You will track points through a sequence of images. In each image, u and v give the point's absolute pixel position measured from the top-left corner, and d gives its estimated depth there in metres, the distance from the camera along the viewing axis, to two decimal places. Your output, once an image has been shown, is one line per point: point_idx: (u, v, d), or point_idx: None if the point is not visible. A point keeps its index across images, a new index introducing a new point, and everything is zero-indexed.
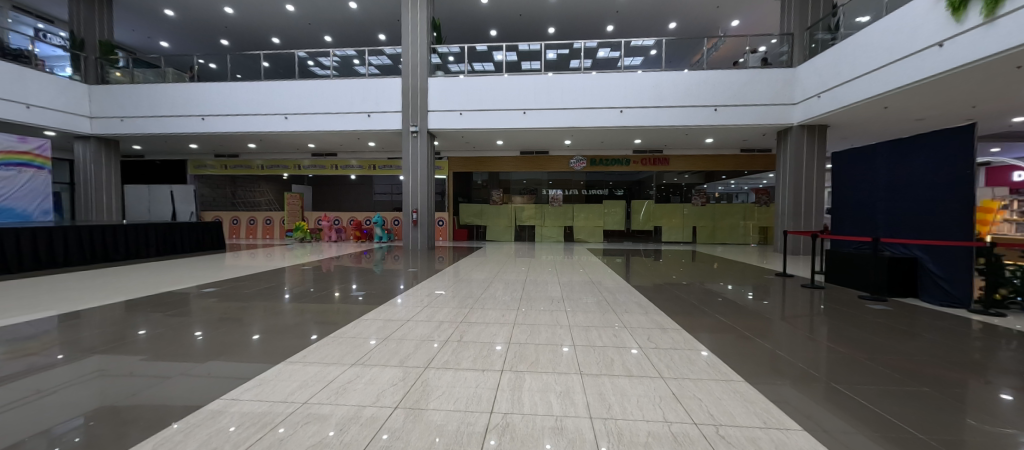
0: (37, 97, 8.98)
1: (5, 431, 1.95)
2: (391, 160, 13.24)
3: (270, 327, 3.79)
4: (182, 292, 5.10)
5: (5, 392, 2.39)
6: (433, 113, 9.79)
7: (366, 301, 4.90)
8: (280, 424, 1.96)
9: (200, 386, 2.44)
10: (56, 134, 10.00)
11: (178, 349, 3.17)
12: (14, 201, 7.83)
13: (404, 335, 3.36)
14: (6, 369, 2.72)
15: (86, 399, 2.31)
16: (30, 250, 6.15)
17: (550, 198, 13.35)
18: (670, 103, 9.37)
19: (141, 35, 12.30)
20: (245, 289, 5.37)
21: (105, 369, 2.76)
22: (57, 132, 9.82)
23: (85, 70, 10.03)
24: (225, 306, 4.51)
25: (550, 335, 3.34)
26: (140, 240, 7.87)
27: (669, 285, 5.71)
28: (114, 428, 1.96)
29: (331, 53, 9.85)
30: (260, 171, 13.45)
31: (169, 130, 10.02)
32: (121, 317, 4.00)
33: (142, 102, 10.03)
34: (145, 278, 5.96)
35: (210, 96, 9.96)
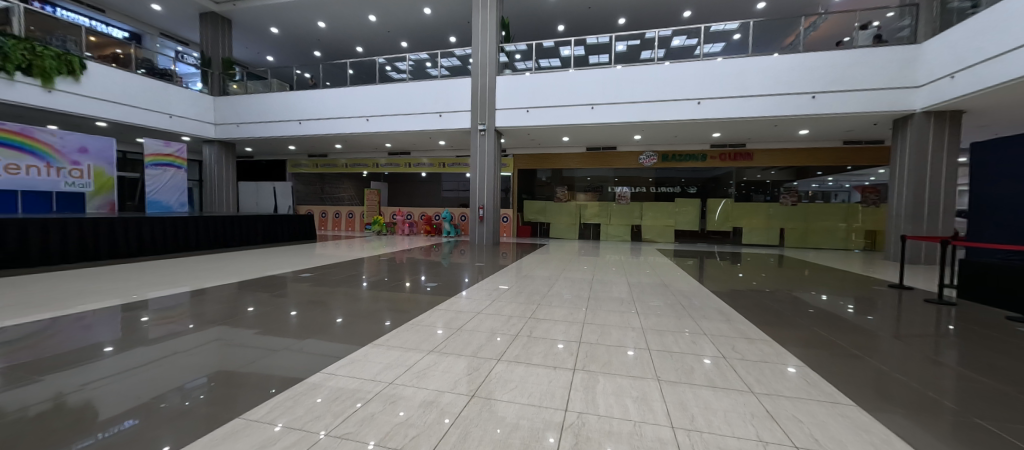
0: (177, 108, 10.74)
1: (154, 383, 2.38)
2: (459, 158, 13.75)
3: (350, 312, 4.16)
4: (282, 276, 5.81)
5: (154, 350, 2.92)
6: (500, 111, 9.99)
7: (435, 292, 5.14)
8: (367, 401, 2.13)
9: (296, 361, 2.75)
10: (190, 139, 11.89)
11: (279, 325, 3.62)
12: (161, 195, 9.51)
13: (475, 327, 3.47)
14: (153, 333, 3.31)
15: (210, 362, 2.73)
16: (171, 236, 7.42)
17: (615, 196, 12.94)
18: (755, 92, 8.53)
19: (252, 51, 14.16)
20: (331, 276, 5.95)
21: (223, 338, 3.25)
22: (192, 137, 11.69)
23: (211, 83, 11.76)
24: (315, 290, 5.04)
25: (621, 336, 3.23)
26: (250, 230, 9.10)
27: (751, 292, 5.22)
28: (230, 390, 2.29)
29: (407, 58, 10.47)
30: (344, 169, 14.80)
31: (273, 134, 11.40)
32: (235, 295, 4.66)
33: (252, 110, 11.52)
34: (254, 262, 6.89)
35: (305, 102, 11.15)
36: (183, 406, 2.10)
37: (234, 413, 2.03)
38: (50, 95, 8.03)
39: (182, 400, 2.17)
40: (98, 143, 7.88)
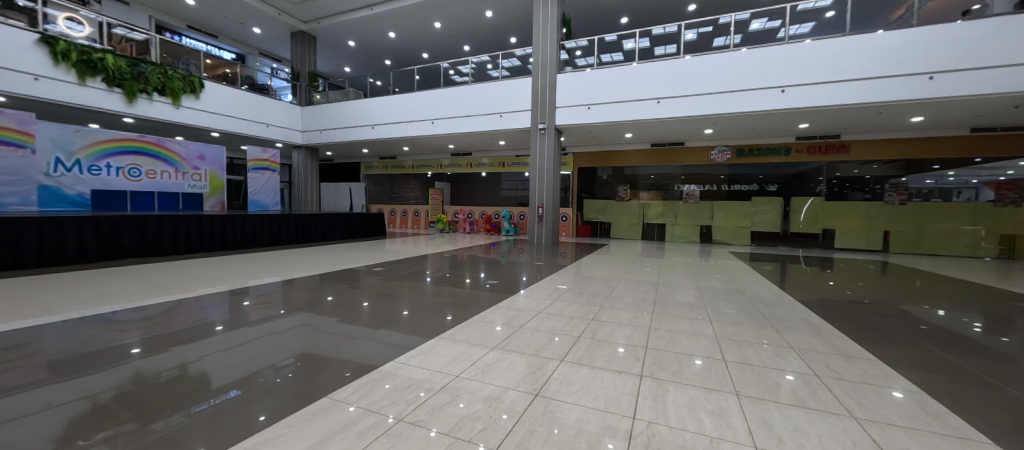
0: (272, 118, 12.06)
1: (255, 360, 2.74)
2: (519, 157, 13.90)
3: (416, 305, 4.39)
4: (357, 269, 6.33)
5: (254, 331, 3.35)
6: (560, 109, 9.92)
7: (495, 289, 5.25)
8: (435, 391, 2.24)
9: (368, 348, 2.98)
10: (283, 145, 13.39)
11: (354, 314, 3.95)
12: (261, 196, 10.71)
13: (537, 326, 3.48)
14: (253, 315, 3.80)
15: (297, 344, 3.06)
16: (267, 232, 8.46)
17: (682, 195, 12.22)
18: (852, 76, 7.52)
19: (333, 64, 15.57)
20: (400, 270, 6.35)
21: (308, 323, 3.62)
22: (284, 144, 13.14)
23: (299, 95, 13.10)
24: (384, 283, 5.42)
25: (693, 344, 3.03)
26: (329, 226, 10.06)
27: (848, 303, 4.61)
28: (313, 371, 2.55)
29: (469, 61, 10.82)
30: (411, 170, 15.71)
31: (350, 138, 12.40)
32: (317, 285, 5.18)
33: (332, 117, 12.63)
34: (333, 256, 7.59)
35: (378, 108, 12.00)
36: (276, 382, 2.38)
37: (317, 392, 2.26)
38: (177, 111, 9.50)
39: (276, 376, 2.46)
40: (212, 150, 9.20)
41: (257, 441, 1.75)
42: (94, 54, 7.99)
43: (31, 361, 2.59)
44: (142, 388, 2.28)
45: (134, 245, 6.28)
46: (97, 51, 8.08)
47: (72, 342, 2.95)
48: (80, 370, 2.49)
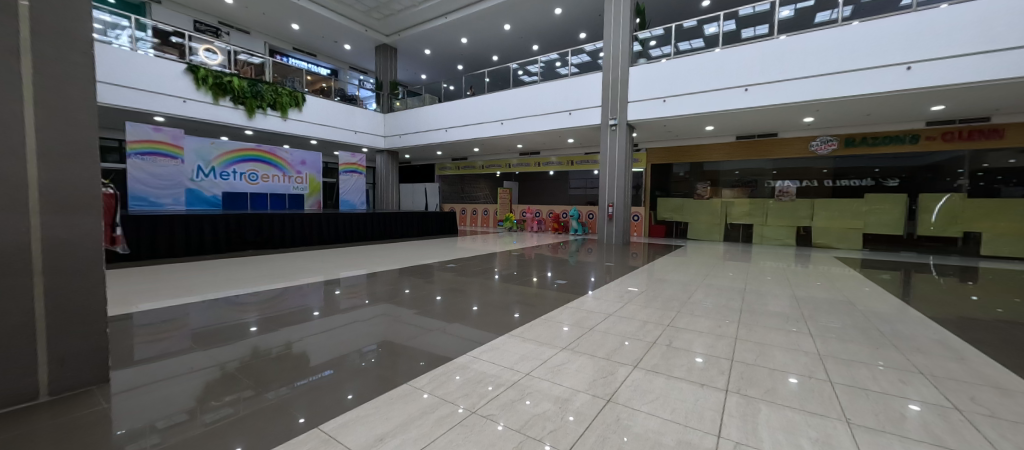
0: (359, 125, 13.15)
1: (345, 343, 3.05)
2: (588, 155, 13.60)
3: (485, 301, 4.53)
4: (431, 265, 6.72)
5: (345, 318, 3.74)
6: (632, 103, 9.52)
7: (562, 289, 5.20)
8: (505, 388, 2.28)
9: (441, 341, 3.14)
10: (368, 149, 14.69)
11: (429, 307, 4.20)
12: (350, 196, 11.52)
13: (607, 329, 3.38)
14: (343, 304, 4.23)
15: (379, 332, 3.33)
16: (355, 229, 9.36)
17: (774, 192, 10.98)
18: (1010, 43, 6.07)
19: (411, 72, 16.70)
20: (470, 267, 6.61)
21: (389, 313, 3.94)
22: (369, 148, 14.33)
23: (382, 103, 14.16)
24: (456, 279, 5.68)
25: (789, 360, 2.69)
26: (408, 224, 10.82)
27: (1001, 323, 3.74)
28: (392, 358, 2.76)
29: (538, 60, 10.86)
30: (481, 170, 16.25)
31: (425, 141, 13.10)
32: (396, 278, 5.60)
33: (409, 122, 13.45)
34: (411, 252, 8.15)
35: (451, 112, 12.59)
36: (362, 365, 2.62)
37: (396, 378, 2.44)
38: (285, 122, 10.86)
39: (361, 360, 2.71)
40: (312, 156, 10.35)
41: (347, 417, 1.95)
42: (224, 77, 9.47)
43: (181, 332, 3.17)
44: (258, 361, 2.67)
45: (252, 238, 7.38)
46: (226, 75, 9.58)
47: (208, 318, 3.55)
48: (214, 342, 2.99)
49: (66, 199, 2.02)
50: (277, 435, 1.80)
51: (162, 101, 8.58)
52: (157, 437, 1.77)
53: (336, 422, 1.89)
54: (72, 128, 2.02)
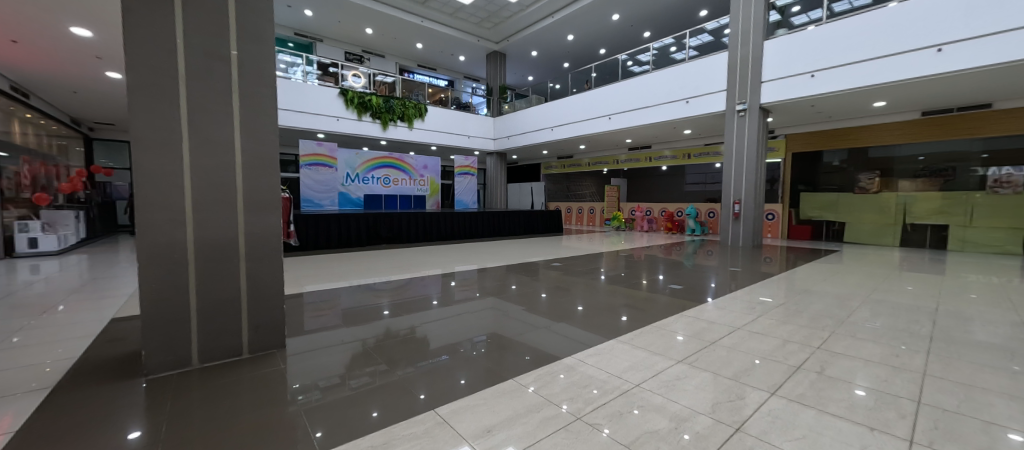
0: (473, 130, 14.09)
1: (458, 332, 3.28)
2: (709, 146, 12.17)
3: (590, 301, 4.40)
4: (537, 263, 6.84)
5: (458, 308, 4.04)
6: (767, 83, 8.17)
7: (677, 294, 4.73)
8: (612, 396, 2.16)
9: (545, 339, 3.14)
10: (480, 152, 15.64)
11: (533, 303, 4.28)
12: (464, 196, 12.40)
13: (732, 345, 2.94)
14: (457, 295, 4.58)
15: (488, 325, 3.51)
16: (469, 226, 10.12)
17: (985, 182, 8.20)
18: None
19: (519, 75, 17.26)
20: (576, 266, 6.51)
21: (496, 307, 4.13)
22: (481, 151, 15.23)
23: (492, 107, 14.88)
24: (561, 278, 5.65)
25: (1018, 414, 1.94)
26: (515, 222, 11.28)
27: None
28: (499, 351, 2.87)
29: (650, 48, 10.10)
30: (587, 167, 15.92)
31: (532, 142, 13.42)
32: (504, 274, 5.84)
33: (517, 124, 13.91)
34: (518, 249, 8.43)
35: (557, 110, 12.61)
36: (473, 354, 2.79)
37: (502, 371, 2.52)
38: (411, 132, 12.28)
39: (472, 350, 2.89)
40: (432, 161, 11.52)
41: (459, 403, 2.08)
42: (366, 97, 11.21)
43: (334, 311, 3.85)
44: (389, 341, 3.06)
45: (386, 234, 8.61)
46: (367, 95, 11.28)
47: (353, 301, 4.23)
48: (357, 321, 3.54)
49: (259, 201, 2.62)
50: (403, 409, 2.03)
51: (323, 121, 10.58)
52: (318, 394, 2.17)
53: (450, 407, 2.04)
54: (262, 145, 2.60)
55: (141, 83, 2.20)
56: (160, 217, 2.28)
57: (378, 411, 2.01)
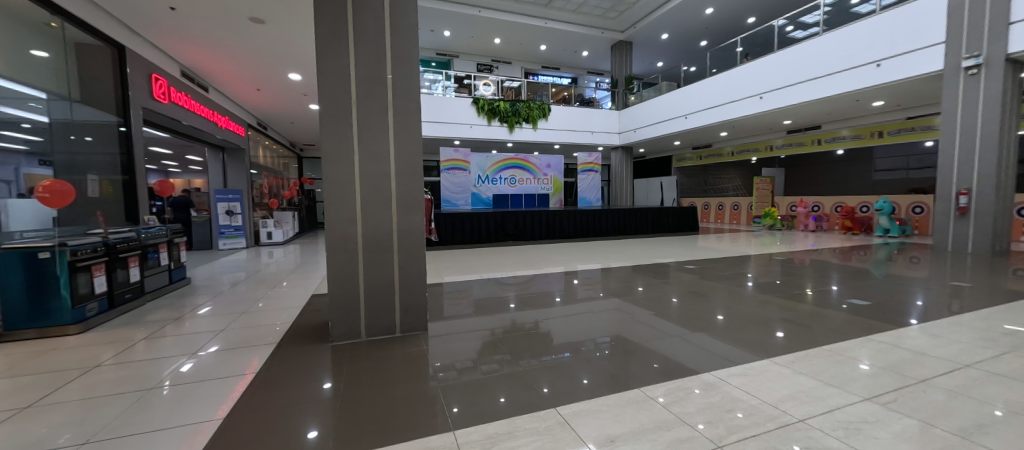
0: (596, 126, 13.37)
1: (580, 331, 3.23)
2: (911, 120, 9.16)
3: (733, 311, 3.80)
4: (667, 264, 6.24)
5: (580, 306, 3.99)
6: (1017, 25, 5.81)
7: (860, 311, 3.70)
8: (766, 427, 1.80)
9: (678, 349, 2.82)
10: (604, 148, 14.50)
11: (662, 308, 3.92)
12: (587, 193, 12.12)
13: (958, 388, 2.13)
14: (579, 294, 4.52)
15: (610, 326, 3.36)
16: (591, 225, 9.92)
17: None
18: None
19: (647, 62, 16.01)
20: (715, 270, 5.69)
21: (620, 308, 3.93)
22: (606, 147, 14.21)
23: (618, 101, 13.79)
24: (696, 282, 5.01)
25: None
26: (643, 220, 10.57)
27: None
28: (623, 356, 2.70)
29: (820, 5, 7.94)
30: (730, 157, 13.78)
31: (661, 133, 11.89)
32: (629, 275, 5.51)
33: (643, 115, 12.52)
34: (645, 249, 7.85)
35: (691, 96, 10.86)
36: (595, 356, 2.70)
37: (626, 378, 2.37)
38: (535, 132, 12.61)
39: (595, 350, 2.80)
40: (555, 159, 11.64)
41: (581, 405, 2.04)
42: (495, 103, 12.03)
43: (467, 300, 4.24)
44: (514, 333, 3.21)
45: (512, 231, 9.11)
46: (496, 101, 12.07)
47: (483, 293, 4.59)
48: (485, 311, 3.82)
49: (408, 201, 3.05)
50: (526, 400, 2.10)
51: (459, 129, 11.81)
52: (453, 374, 2.42)
53: (572, 408, 2.01)
54: (409, 153, 3.02)
55: (327, 110, 2.80)
56: (342, 215, 2.88)
57: (505, 398, 2.12)
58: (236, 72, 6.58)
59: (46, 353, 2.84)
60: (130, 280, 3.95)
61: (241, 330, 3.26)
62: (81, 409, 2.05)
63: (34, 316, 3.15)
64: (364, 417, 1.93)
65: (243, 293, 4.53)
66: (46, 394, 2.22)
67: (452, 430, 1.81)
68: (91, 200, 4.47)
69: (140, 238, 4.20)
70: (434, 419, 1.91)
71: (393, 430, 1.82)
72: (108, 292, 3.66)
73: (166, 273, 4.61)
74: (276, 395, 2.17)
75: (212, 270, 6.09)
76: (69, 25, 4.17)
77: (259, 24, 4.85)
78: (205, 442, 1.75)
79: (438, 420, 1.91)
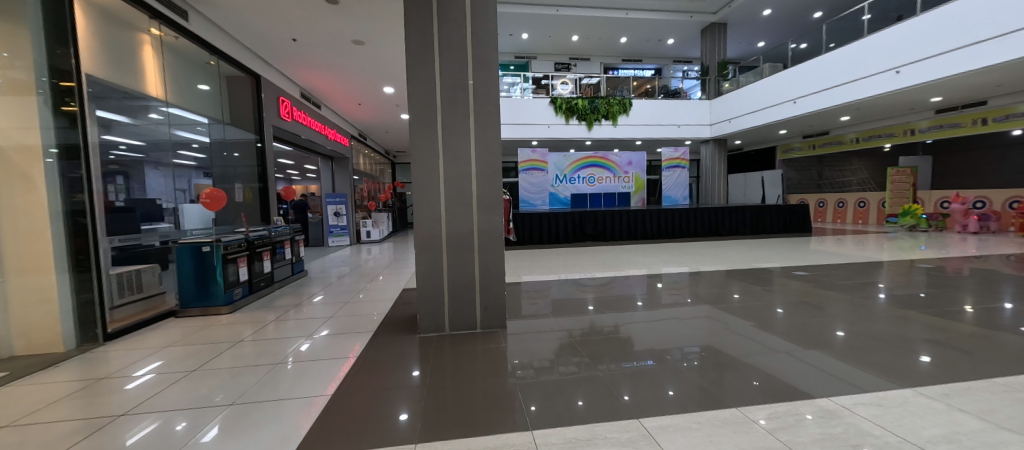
0: (684, 118, 12.31)
1: (665, 339, 3.00)
2: None
3: (858, 327, 3.19)
4: (771, 270, 5.49)
5: (666, 312, 3.72)
6: None
7: None
8: None
9: (785, 368, 2.46)
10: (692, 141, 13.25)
11: (764, 318, 3.47)
12: (673, 190, 11.28)
13: None
14: (665, 299, 4.22)
15: (701, 336, 3.06)
16: (677, 225, 9.20)
17: None
18: None
19: (745, 44, 14.29)
20: (835, 278, 4.84)
21: (712, 316, 3.57)
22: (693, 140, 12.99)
23: (708, 89, 12.41)
24: (808, 291, 4.32)
25: None
26: (740, 220, 9.48)
27: None
28: (716, 369, 2.44)
29: None
30: (853, 145, 11.64)
31: (765, 121, 10.40)
32: (723, 281, 4.98)
33: (742, 102, 11.09)
34: (743, 253, 7.01)
35: (802, 76, 9.24)
36: (683, 366, 2.48)
37: (719, 395, 2.13)
38: (615, 129, 12.08)
39: (683, 360, 2.57)
40: (637, 156, 11.02)
41: (666, 420, 1.88)
42: (573, 101, 11.86)
43: (545, 300, 4.24)
44: (593, 336, 3.10)
45: (591, 231, 8.88)
46: (574, 99, 11.89)
47: (561, 293, 4.55)
48: (563, 312, 3.78)
49: (487, 201, 3.14)
50: (605, 407, 2.01)
51: (536, 130, 11.90)
52: (531, 373, 2.42)
53: (657, 421, 1.86)
54: (488, 154, 3.12)
55: (416, 118, 3.03)
56: (429, 215, 3.08)
57: (583, 401, 2.06)
58: (341, 90, 7.48)
59: (208, 327, 3.54)
60: (264, 271, 4.74)
61: (345, 318, 3.70)
62: (230, 376, 2.50)
63: (200, 297, 3.95)
64: (447, 408, 2.03)
65: (347, 285, 5.13)
66: (208, 361, 2.76)
67: (531, 429, 1.81)
68: (237, 204, 5.50)
69: (271, 236, 5.00)
70: (512, 415, 1.93)
71: (475, 423, 1.88)
72: (249, 280, 4.43)
73: (289, 266, 5.43)
74: (371, 379, 2.40)
75: (324, 264, 7.02)
76: (222, 62, 5.18)
77: (360, 45, 5.46)
78: (318, 414, 2.01)
79: (516, 417, 1.92)
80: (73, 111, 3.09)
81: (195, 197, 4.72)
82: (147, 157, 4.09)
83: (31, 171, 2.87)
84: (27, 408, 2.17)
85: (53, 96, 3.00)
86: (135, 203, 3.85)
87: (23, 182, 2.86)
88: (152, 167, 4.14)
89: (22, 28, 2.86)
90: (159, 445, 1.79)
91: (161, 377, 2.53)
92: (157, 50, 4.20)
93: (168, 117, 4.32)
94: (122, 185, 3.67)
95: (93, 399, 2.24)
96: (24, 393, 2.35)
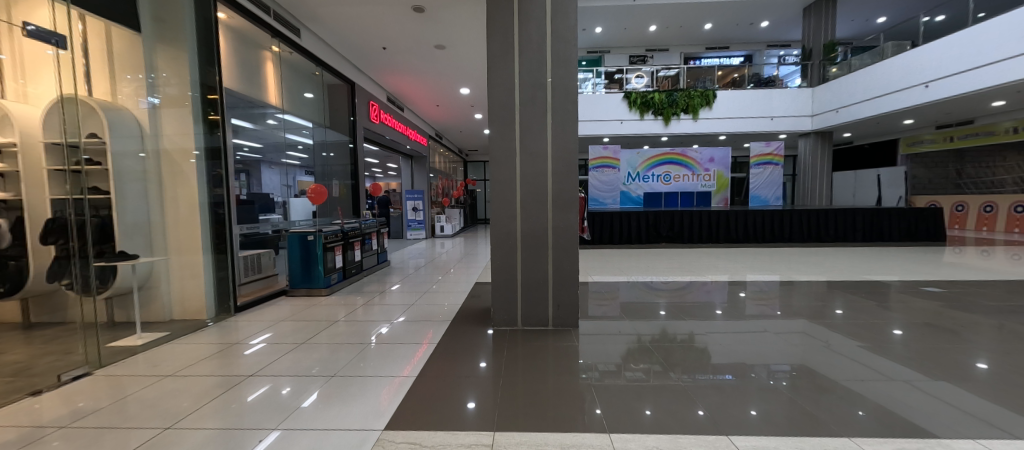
0: (778, 109, 10.98)
1: (754, 353, 2.72)
2: None
3: (1011, 358, 2.59)
4: (889, 284, 4.70)
5: (754, 324, 3.38)
6: None
7: None
8: None
9: (906, 398, 2.10)
10: (788, 134, 11.79)
11: (878, 339, 2.99)
12: (761, 190, 10.21)
13: None
14: (750, 309, 3.83)
15: (796, 353, 2.73)
16: (767, 228, 8.30)
17: None
18: None
19: (859, 21, 12.33)
20: (978, 298, 3.99)
21: (809, 332, 3.16)
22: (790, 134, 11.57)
23: (810, 76, 10.87)
24: (938, 312, 3.61)
25: None
26: (848, 225, 8.25)
27: None
28: (814, 391, 2.17)
29: None
30: (1006, 137, 9.62)
31: (885, 109, 8.90)
32: (824, 292, 4.38)
33: (856, 88, 9.56)
34: (852, 262, 6.08)
35: (939, 54, 7.70)
36: (772, 385, 2.24)
37: (823, 421, 1.87)
38: (696, 123, 11.24)
39: (770, 378, 2.32)
40: (721, 152, 10.08)
41: (759, 441, 1.71)
42: (649, 95, 11.24)
43: (614, 302, 4.11)
44: (668, 343, 2.93)
45: (666, 233, 8.40)
46: (650, 93, 11.26)
47: (632, 296, 4.36)
48: (634, 316, 3.63)
49: (562, 200, 3.12)
50: (682, 419, 1.89)
51: (608, 126, 11.55)
52: (598, 375, 2.36)
53: (750, 441, 1.71)
54: (564, 153, 3.09)
55: (496, 118, 3.12)
56: (504, 213, 3.16)
57: (651, 411, 1.96)
58: (422, 92, 7.96)
59: (311, 307, 4.03)
60: (355, 259, 5.25)
61: (423, 306, 3.96)
62: (328, 351, 2.82)
63: (305, 279, 4.50)
64: (517, 402, 2.06)
65: (424, 276, 5.48)
66: (311, 336, 3.15)
67: (607, 432, 1.77)
68: (334, 199, 6.19)
69: (361, 228, 5.52)
70: (581, 416, 1.90)
71: (548, 420, 1.88)
72: (343, 267, 4.94)
73: (376, 256, 5.97)
74: (444, 366, 2.53)
75: (404, 256, 7.60)
76: (325, 73, 5.80)
77: (441, 49, 5.75)
78: (401, 393, 2.18)
79: (585, 418, 1.89)
80: (215, 120, 3.70)
81: (300, 192, 5.45)
82: (264, 157, 5.07)
83: (186, 170, 3.50)
84: (182, 362, 2.66)
85: (202, 107, 3.61)
86: (254, 197, 4.58)
87: (178, 178, 3.49)
88: (267, 166, 5.13)
89: (181, 51, 3.47)
90: (273, 405, 2.07)
91: (274, 347, 2.94)
92: (276, 65, 4.84)
93: (281, 122, 5.00)
94: (244, 181, 4.33)
95: (227, 361, 2.68)
96: (179, 350, 2.89)
